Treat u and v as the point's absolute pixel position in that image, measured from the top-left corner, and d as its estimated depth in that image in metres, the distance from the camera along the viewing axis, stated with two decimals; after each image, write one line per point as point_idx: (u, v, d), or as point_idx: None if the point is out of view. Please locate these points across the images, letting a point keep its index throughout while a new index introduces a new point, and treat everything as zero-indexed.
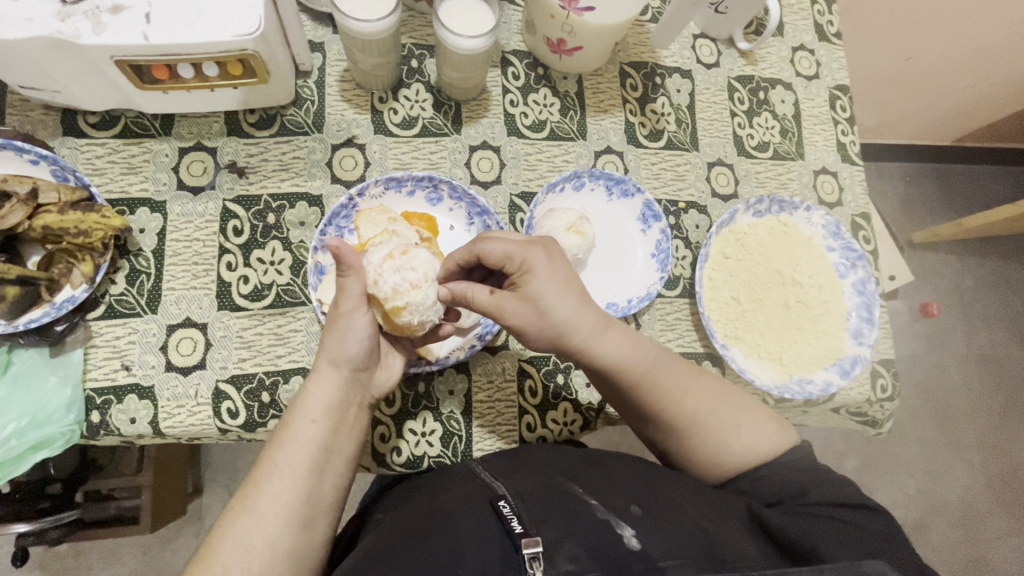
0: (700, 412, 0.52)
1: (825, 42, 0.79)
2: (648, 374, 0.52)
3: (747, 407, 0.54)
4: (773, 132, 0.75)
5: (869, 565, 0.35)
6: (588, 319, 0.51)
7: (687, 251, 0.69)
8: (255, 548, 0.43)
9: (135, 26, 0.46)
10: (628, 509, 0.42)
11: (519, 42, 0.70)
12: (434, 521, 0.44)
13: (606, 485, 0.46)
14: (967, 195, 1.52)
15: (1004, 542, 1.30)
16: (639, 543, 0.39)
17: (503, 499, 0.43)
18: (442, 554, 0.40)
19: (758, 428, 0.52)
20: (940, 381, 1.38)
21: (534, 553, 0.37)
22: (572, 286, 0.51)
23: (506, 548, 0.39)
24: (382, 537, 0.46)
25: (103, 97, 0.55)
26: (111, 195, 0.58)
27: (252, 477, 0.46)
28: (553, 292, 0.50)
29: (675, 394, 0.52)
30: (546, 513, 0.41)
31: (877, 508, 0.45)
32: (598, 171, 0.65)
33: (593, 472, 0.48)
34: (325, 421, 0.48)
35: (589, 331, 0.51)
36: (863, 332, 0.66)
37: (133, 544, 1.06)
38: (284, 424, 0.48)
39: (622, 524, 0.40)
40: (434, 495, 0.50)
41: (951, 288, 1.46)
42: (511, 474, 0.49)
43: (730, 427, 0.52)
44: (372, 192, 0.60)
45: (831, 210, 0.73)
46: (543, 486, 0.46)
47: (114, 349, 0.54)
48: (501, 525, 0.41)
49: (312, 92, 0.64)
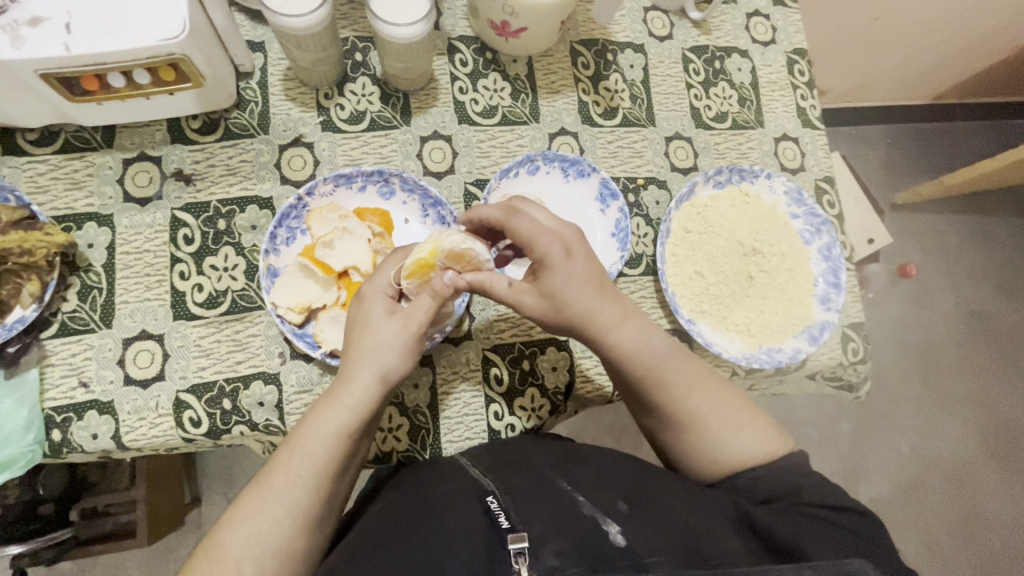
0: (709, 419, 0.52)
1: (779, 6, 0.78)
2: (660, 364, 0.52)
3: (748, 411, 0.54)
4: (730, 101, 0.74)
5: (849, 563, 0.36)
6: (606, 311, 0.51)
7: (649, 228, 0.68)
8: (264, 547, 0.43)
9: (56, 37, 0.46)
10: (614, 506, 0.43)
11: (465, 27, 0.68)
12: (423, 516, 0.44)
13: (594, 479, 0.46)
14: (946, 152, 1.51)
15: (1001, 495, 1.31)
16: (625, 540, 0.39)
17: (491, 496, 0.44)
18: (430, 550, 0.39)
19: (762, 434, 0.52)
20: (928, 341, 1.38)
21: (521, 548, 0.38)
22: (590, 281, 0.50)
23: (492, 544, 0.39)
24: (369, 529, 0.46)
25: (39, 113, 0.54)
26: (57, 213, 0.57)
27: (258, 484, 0.46)
28: (575, 283, 0.50)
29: (682, 389, 0.52)
30: (532, 508, 0.41)
31: None
32: (551, 153, 0.65)
33: (582, 467, 0.49)
34: (349, 432, 0.47)
35: (610, 319, 0.51)
36: (831, 297, 0.66)
37: (134, 556, 1.06)
38: (310, 412, 0.48)
39: (609, 521, 0.41)
40: (422, 489, 0.49)
41: (936, 246, 1.45)
42: (500, 468, 0.49)
43: (741, 434, 0.52)
44: (322, 191, 0.59)
45: (793, 176, 0.72)
46: (531, 481, 0.46)
47: (70, 367, 0.54)
48: (489, 522, 0.41)
49: (255, 93, 0.63)
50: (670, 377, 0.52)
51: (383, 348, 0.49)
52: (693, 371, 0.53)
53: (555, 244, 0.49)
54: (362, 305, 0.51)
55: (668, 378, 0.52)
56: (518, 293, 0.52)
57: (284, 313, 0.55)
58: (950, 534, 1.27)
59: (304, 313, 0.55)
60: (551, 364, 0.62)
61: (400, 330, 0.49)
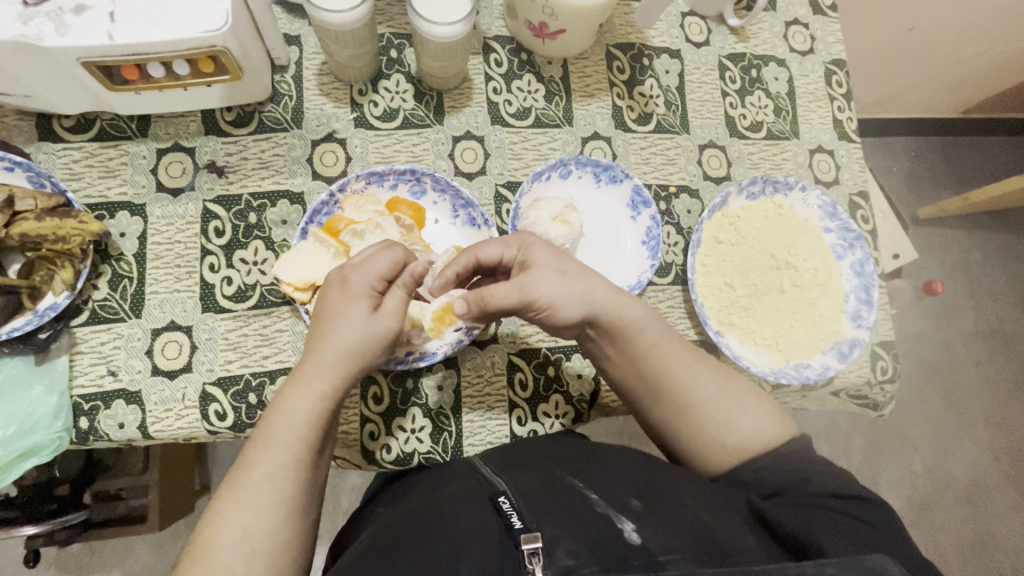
0: (712, 404, 0.52)
1: (819, 15, 0.77)
2: (657, 345, 0.53)
3: (748, 389, 0.54)
4: (766, 111, 0.73)
5: (870, 561, 0.35)
6: (606, 292, 0.53)
7: (679, 237, 0.67)
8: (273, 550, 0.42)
9: (100, 26, 0.45)
10: (627, 504, 0.42)
11: (501, 27, 0.68)
12: (437, 514, 0.44)
13: (604, 477, 0.46)
14: (974, 168, 1.48)
15: (1014, 518, 1.29)
16: (640, 537, 0.39)
17: (503, 495, 0.43)
18: (443, 547, 0.40)
19: (772, 419, 0.52)
20: (947, 358, 1.36)
21: (534, 549, 0.37)
22: (573, 266, 0.53)
23: (504, 542, 0.40)
24: (378, 535, 0.46)
25: (77, 100, 0.54)
26: (91, 201, 0.57)
27: (244, 476, 0.44)
28: (570, 267, 0.53)
29: (684, 371, 0.53)
30: (545, 508, 0.41)
31: (879, 511, 0.44)
32: (584, 158, 0.64)
33: (594, 466, 0.48)
34: (305, 421, 0.46)
35: (608, 296, 0.53)
36: (862, 315, 0.65)
37: (144, 539, 1.07)
38: (275, 403, 0.47)
39: (622, 519, 0.40)
40: (435, 489, 0.50)
41: (959, 263, 1.43)
42: (511, 468, 0.49)
43: (744, 414, 0.51)
44: (354, 188, 0.59)
45: (827, 189, 0.71)
46: (543, 480, 0.46)
47: (99, 355, 0.54)
48: (501, 522, 0.41)
49: (289, 87, 0.62)
50: (672, 360, 0.53)
51: (341, 339, 0.47)
52: (691, 353, 0.54)
53: (518, 242, 0.53)
54: (380, 250, 0.50)
55: (670, 358, 0.53)
56: (523, 278, 0.50)
57: (290, 293, 0.54)
58: (959, 554, 1.26)
59: (308, 289, 0.54)
60: (575, 372, 0.62)
61: (361, 325, 0.48)
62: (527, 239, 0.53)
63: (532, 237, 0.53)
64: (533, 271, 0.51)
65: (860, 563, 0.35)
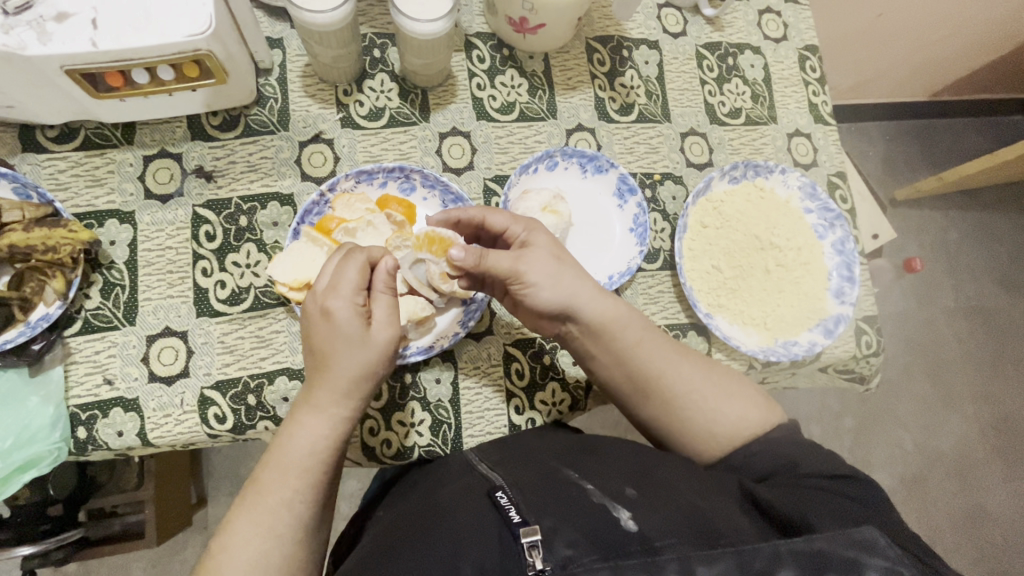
0: (695, 394, 0.53)
1: (791, 2, 0.79)
2: (638, 342, 0.55)
3: (730, 376, 0.55)
4: (744, 97, 0.74)
5: (859, 533, 0.37)
6: (587, 288, 0.55)
7: (665, 223, 0.68)
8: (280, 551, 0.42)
9: (83, 34, 0.45)
10: (623, 492, 0.43)
11: (482, 24, 0.69)
12: (436, 513, 0.45)
13: (598, 469, 0.47)
14: (946, 149, 1.53)
15: (1000, 488, 1.33)
16: (636, 525, 0.39)
17: (500, 490, 0.44)
18: (443, 545, 0.40)
19: (757, 403, 0.53)
20: (929, 335, 1.40)
21: (533, 542, 0.38)
22: (558, 256, 0.55)
23: (503, 537, 0.40)
24: (379, 538, 0.46)
25: (61, 108, 0.54)
26: (78, 210, 0.57)
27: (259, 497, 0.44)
28: (556, 258, 0.55)
29: (665, 367, 0.54)
30: (542, 501, 0.42)
31: (868, 482, 0.46)
32: (570, 149, 0.65)
33: (589, 458, 0.49)
34: (323, 440, 0.47)
35: (587, 295, 0.55)
36: (845, 291, 0.67)
37: (142, 556, 1.06)
38: (286, 427, 0.47)
39: (618, 507, 0.41)
40: (433, 488, 0.50)
41: (936, 242, 1.47)
42: (506, 464, 0.50)
43: (727, 401, 0.53)
44: (343, 187, 0.59)
45: (806, 171, 0.73)
46: (538, 473, 0.47)
47: (94, 364, 0.54)
48: (499, 517, 0.42)
49: (274, 89, 0.63)
50: (653, 354, 0.54)
51: (346, 355, 0.47)
52: (671, 347, 0.56)
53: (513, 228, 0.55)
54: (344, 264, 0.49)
55: (652, 353, 0.54)
56: (516, 262, 0.53)
57: (285, 293, 0.54)
58: (950, 527, 1.29)
59: (304, 289, 0.54)
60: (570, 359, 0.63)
61: (362, 337, 0.48)
62: (526, 222, 0.56)
63: (525, 222, 0.56)
64: (528, 270, 0.53)
65: (851, 535, 0.36)
